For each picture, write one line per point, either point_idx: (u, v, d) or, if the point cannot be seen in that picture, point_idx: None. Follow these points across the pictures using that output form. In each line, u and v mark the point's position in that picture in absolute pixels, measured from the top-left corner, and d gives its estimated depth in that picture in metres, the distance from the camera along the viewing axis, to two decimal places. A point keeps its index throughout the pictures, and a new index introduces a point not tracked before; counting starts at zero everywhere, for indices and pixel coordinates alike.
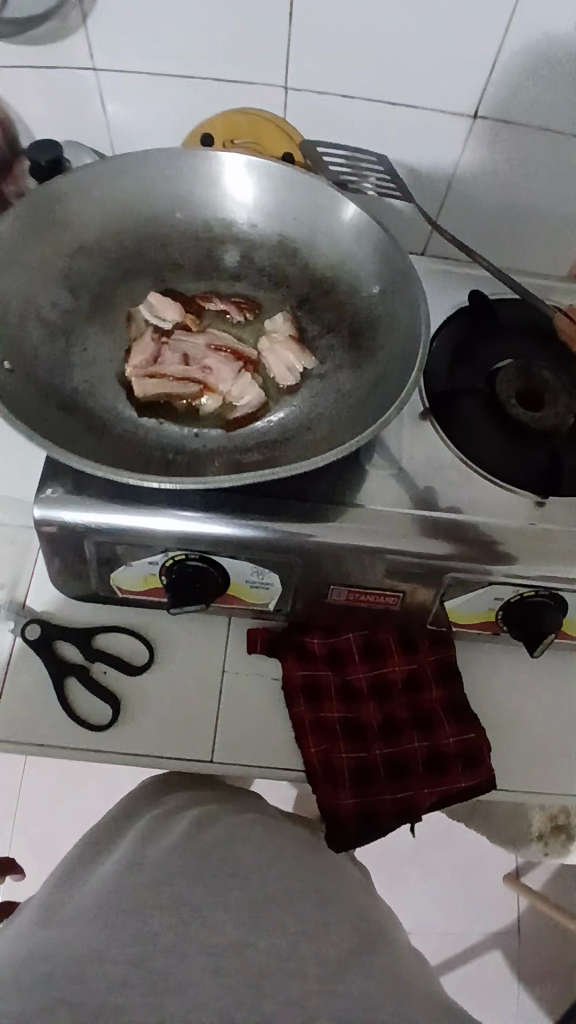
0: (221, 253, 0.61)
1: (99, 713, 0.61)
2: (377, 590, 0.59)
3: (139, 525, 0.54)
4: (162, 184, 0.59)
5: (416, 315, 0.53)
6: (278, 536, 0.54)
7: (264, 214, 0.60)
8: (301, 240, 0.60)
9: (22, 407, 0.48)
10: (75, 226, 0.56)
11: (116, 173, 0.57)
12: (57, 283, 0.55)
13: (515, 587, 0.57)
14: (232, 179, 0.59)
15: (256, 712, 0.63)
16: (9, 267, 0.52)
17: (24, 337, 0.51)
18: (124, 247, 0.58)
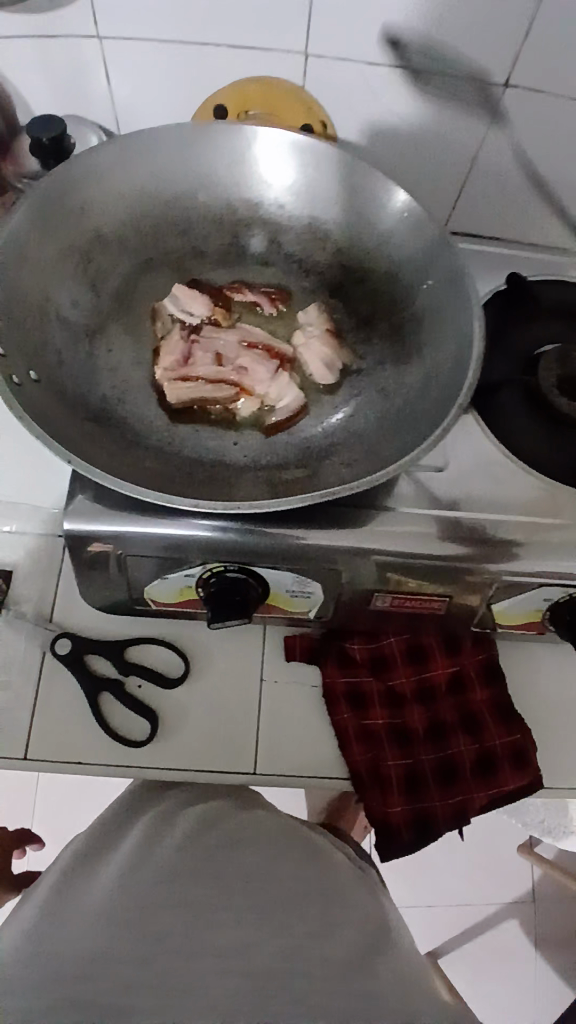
0: (246, 241, 0.57)
1: (135, 728, 0.59)
2: (422, 595, 0.57)
3: (176, 537, 0.51)
4: (182, 168, 0.55)
5: (469, 317, 0.50)
6: (324, 543, 0.51)
7: (294, 195, 0.56)
8: (334, 223, 0.56)
9: (49, 420, 0.44)
10: (91, 216, 0.52)
11: (133, 155, 0.53)
12: (75, 280, 0.51)
13: (565, 589, 0.55)
14: (263, 159, 0.55)
15: (298, 722, 0.61)
16: (27, 263, 0.48)
17: (45, 341, 0.47)
18: (145, 236, 0.54)
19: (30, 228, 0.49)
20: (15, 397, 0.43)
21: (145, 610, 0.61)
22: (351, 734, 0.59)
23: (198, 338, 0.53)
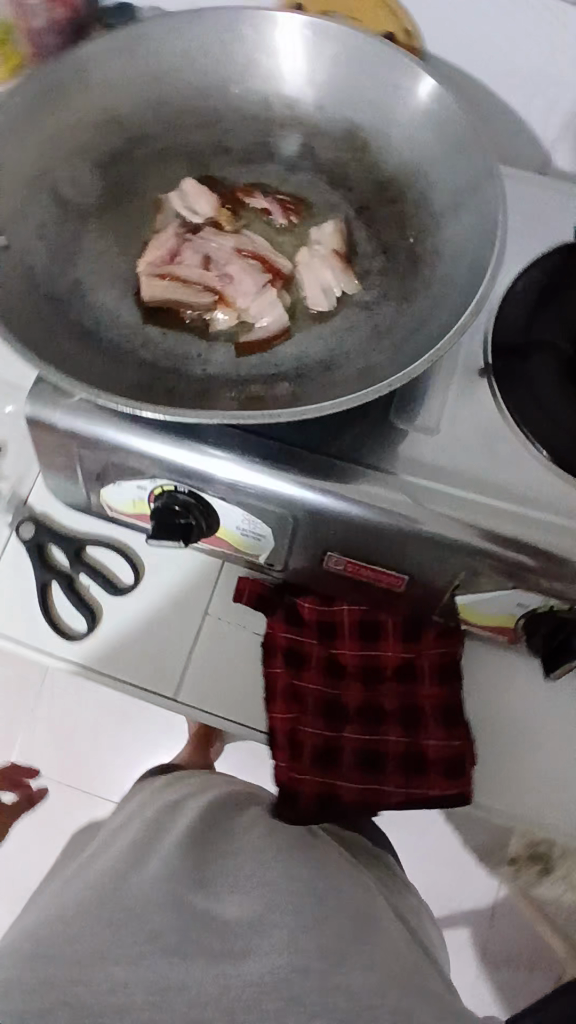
0: (277, 140, 0.51)
1: (76, 624, 0.60)
2: (377, 567, 0.52)
3: (128, 445, 0.49)
4: (216, 50, 0.49)
5: (490, 244, 0.43)
6: (276, 484, 0.48)
7: (332, 94, 0.50)
8: (372, 133, 0.50)
9: (6, 289, 0.42)
10: (111, 95, 0.49)
11: (165, 29, 0.48)
12: (79, 157, 0.48)
13: (543, 597, 0.48)
14: (291, 43, 0.49)
15: (231, 664, 0.59)
16: (27, 127, 0.46)
17: (29, 212, 0.45)
18: (166, 119, 0.50)
19: (38, 94, 0.46)
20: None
21: (106, 515, 0.60)
22: (279, 691, 0.56)
23: (192, 238, 0.49)
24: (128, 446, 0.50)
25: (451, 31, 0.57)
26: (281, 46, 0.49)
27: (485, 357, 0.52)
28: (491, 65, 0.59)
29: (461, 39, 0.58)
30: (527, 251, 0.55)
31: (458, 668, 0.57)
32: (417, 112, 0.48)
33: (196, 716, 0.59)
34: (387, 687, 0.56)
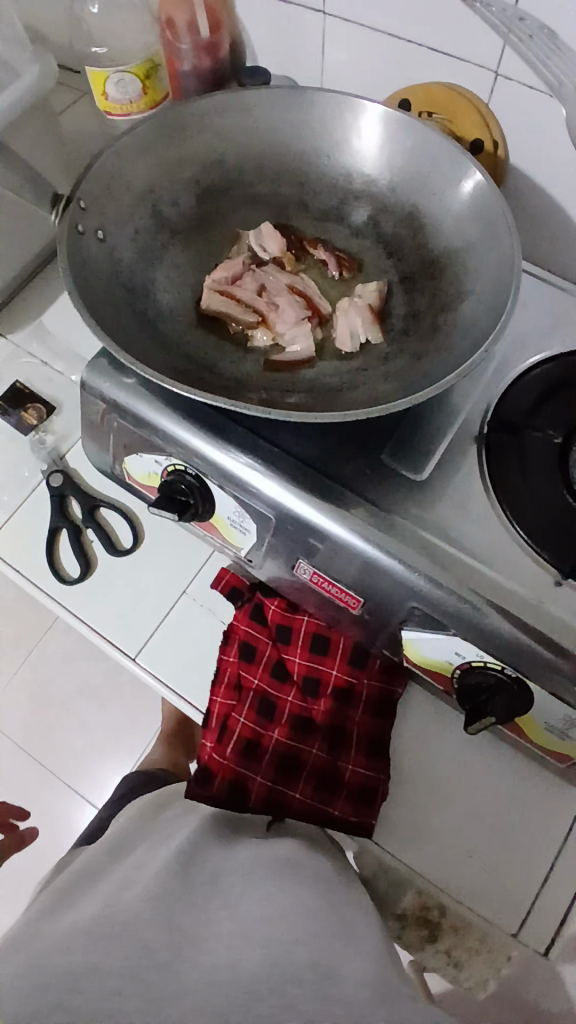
0: (349, 209, 0.60)
1: (71, 571, 0.67)
2: (339, 586, 0.56)
3: (156, 423, 0.57)
4: (318, 125, 0.59)
5: (499, 317, 0.48)
6: (268, 487, 0.55)
7: (402, 177, 0.58)
8: (427, 214, 0.57)
9: (92, 269, 0.51)
10: (224, 143, 0.59)
11: (280, 101, 0.59)
12: (184, 184, 0.58)
13: (477, 650, 0.52)
14: (367, 126, 0.58)
15: (192, 644, 0.65)
16: (149, 154, 0.56)
17: (129, 218, 0.55)
18: (264, 171, 0.60)
19: (164, 130, 0.57)
20: (77, 244, 0.51)
21: (124, 484, 0.68)
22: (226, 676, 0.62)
23: (256, 268, 0.57)
24: (156, 425, 0.58)
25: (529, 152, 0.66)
26: (362, 128, 0.58)
27: (482, 427, 0.58)
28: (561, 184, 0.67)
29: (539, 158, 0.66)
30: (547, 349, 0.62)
31: (394, 705, 0.60)
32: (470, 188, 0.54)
33: (148, 680, 0.64)
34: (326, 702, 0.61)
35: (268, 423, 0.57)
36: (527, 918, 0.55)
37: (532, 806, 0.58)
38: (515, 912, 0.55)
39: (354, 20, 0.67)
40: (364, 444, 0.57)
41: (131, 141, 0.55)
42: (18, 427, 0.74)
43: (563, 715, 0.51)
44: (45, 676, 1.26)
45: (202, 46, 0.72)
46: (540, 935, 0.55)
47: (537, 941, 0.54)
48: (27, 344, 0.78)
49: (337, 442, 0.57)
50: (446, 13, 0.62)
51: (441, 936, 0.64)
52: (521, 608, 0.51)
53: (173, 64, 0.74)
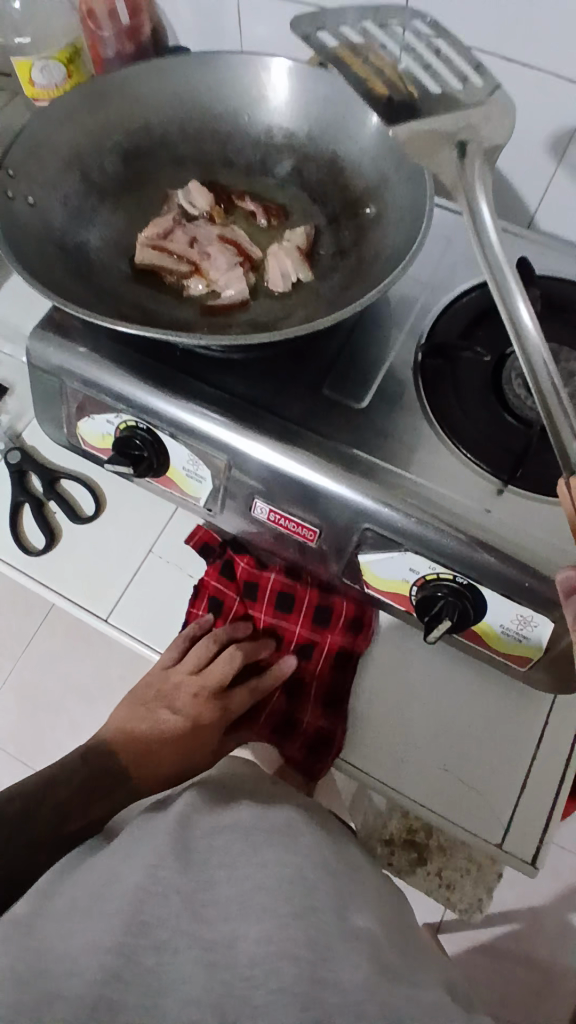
0: (274, 162, 0.62)
1: (36, 544, 0.68)
2: (296, 521, 0.58)
3: (102, 381, 0.59)
4: (235, 83, 0.61)
5: (417, 239, 0.51)
6: (216, 430, 0.56)
7: (320, 125, 0.60)
8: (346, 157, 0.59)
9: (24, 231, 0.53)
10: (148, 108, 0.61)
11: (195, 62, 0.60)
12: (110, 151, 0.60)
13: (430, 563, 0.54)
14: (279, 81, 0.60)
15: (163, 600, 0.66)
16: (71, 121, 0.57)
17: (57, 184, 0.56)
18: (187, 132, 0.62)
19: (86, 99, 0.58)
20: (7, 209, 0.52)
21: (81, 453, 0.69)
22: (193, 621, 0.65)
23: (186, 222, 0.59)
24: (103, 384, 0.59)
25: None
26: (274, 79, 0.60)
27: (416, 358, 0.60)
28: None
29: None
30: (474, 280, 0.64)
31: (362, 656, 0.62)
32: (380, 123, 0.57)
33: (122, 640, 0.65)
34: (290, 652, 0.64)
35: (211, 370, 0.59)
36: (509, 826, 0.57)
37: (502, 715, 0.60)
38: (498, 822, 0.57)
39: None
40: (307, 382, 0.59)
41: (51, 109, 0.56)
42: None
43: (517, 617, 0.53)
44: (32, 680, 1.26)
45: (124, 32, 0.76)
46: (524, 842, 0.56)
47: (522, 849, 0.56)
48: None
49: (281, 382, 0.59)
50: None
51: (430, 857, 0.63)
52: (466, 517, 0.53)
53: (96, 47, 0.78)
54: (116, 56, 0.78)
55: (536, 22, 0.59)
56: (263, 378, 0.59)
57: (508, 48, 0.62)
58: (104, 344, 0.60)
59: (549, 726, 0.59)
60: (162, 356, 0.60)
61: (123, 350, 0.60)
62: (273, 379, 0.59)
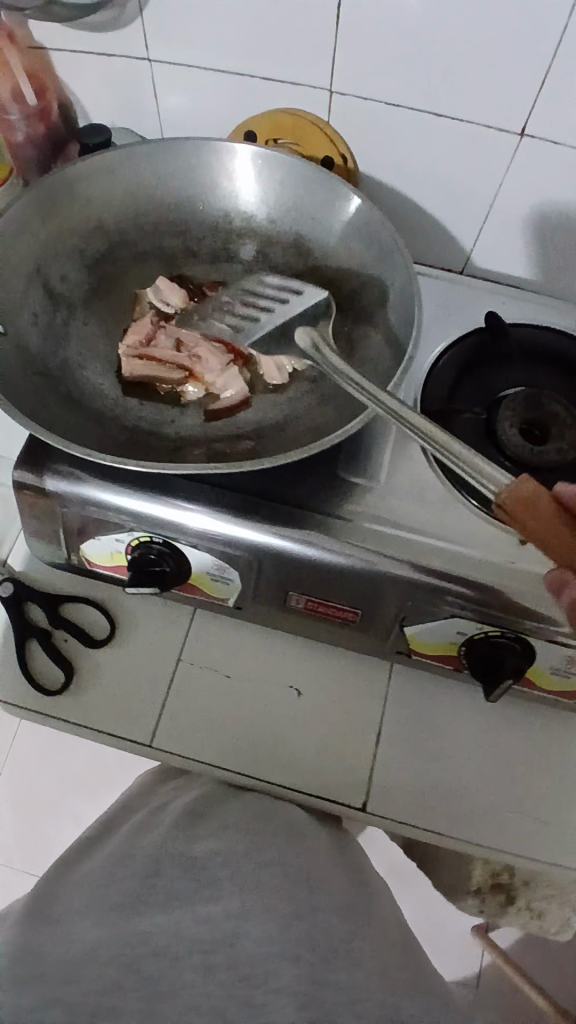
0: (238, 247, 0.60)
1: (53, 679, 0.63)
2: (335, 604, 0.58)
3: (105, 504, 0.55)
4: (189, 172, 0.59)
5: (410, 327, 0.52)
6: (241, 536, 0.55)
7: (284, 210, 0.60)
8: (316, 239, 0.59)
9: (8, 367, 0.49)
10: (100, 207, 0.58)
11: (143, 154, 0.58)
12: (71, 256, 0.56)
13: (477, 624, 0.55)
14: (243, 170, 0.59)
15: (203, 713, 0.63)
16: (26, 234, 0.54)
17: (24, 303, 0.52)
18: (145, 227, 0.59)
19: (36, 209, 0.54)
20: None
21: (84, 571, 0.65)
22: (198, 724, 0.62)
23: (167, 324, 0.56)
24: (108, 507, 0.56)
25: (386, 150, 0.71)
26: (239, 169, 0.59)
27: None
28: (415, 175, 0.72)
29: (390, 165, 0.73)
30: (446, 335, 0.67)
31: (415, 719, 0.63)
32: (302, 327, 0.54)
33: (170, 760, 0.62)
34: (292, 760, 0.62)
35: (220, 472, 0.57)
36: None
37: (557, 745, 0.62)
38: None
39: (185, 65, 0.69)
40: (318, 467, 0.59)
41: (4, 226, 0.52)
42: None
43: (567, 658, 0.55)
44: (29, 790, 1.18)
45: (33, 113, 0.71)
46: None
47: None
48: None
49: (290, 474, 0.58)
50: (275, 53, 0.66)
51: None
52: (503, 574, 0.55)
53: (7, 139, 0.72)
54: (28, 140, 0.72)
55: (460, 74, 0.62)
56: (274, 472, 0.58)
57: (436, 103, 0.65)
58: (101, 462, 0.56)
59: None
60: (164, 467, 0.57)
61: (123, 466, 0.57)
62: (283, 472, 0.58)
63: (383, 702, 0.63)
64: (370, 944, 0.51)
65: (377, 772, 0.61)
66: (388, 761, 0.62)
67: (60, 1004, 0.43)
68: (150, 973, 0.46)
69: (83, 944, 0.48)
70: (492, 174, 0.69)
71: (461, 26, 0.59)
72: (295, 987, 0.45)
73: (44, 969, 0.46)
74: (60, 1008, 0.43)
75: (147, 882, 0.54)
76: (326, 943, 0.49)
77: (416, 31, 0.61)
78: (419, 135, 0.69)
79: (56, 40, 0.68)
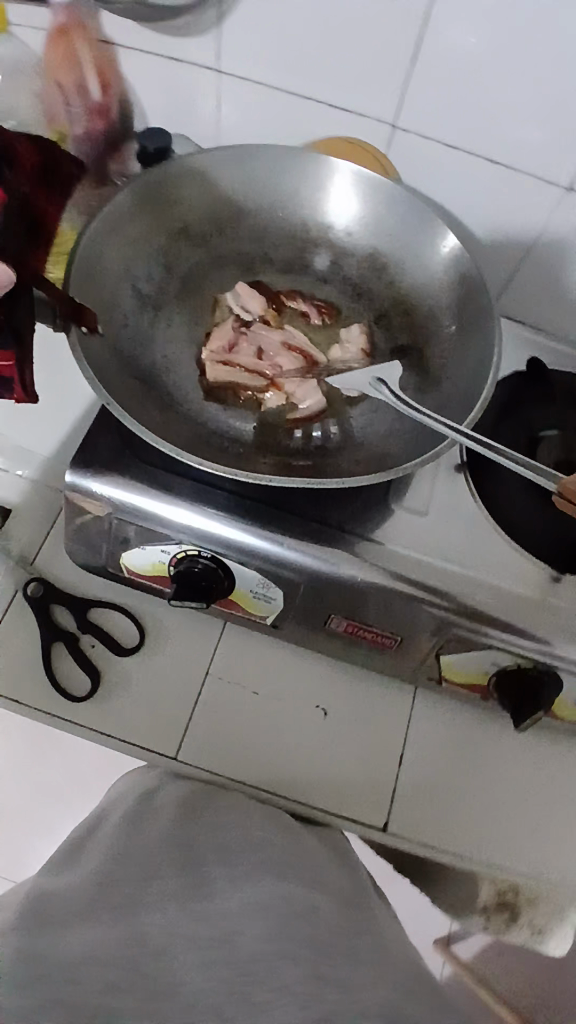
0: (311, 258, 0.61)
1: (79, 685, 0.62)
2: (375, 628, 0.59)
3: (164, 513, 0.55)
4: (267, 181, 0.59)
5: (487, 368, 0.52)
6: (294, 556, 0.55)
7: (363, 227, 0.60)
8: (390, 256, 0.59)
9: (102, 366, 0.51)
10: (182, 210, 0.58)
11: (222, 158, 0.57)
12: (153, 257, 0.57)
13: (513, 656, 0.57)
14: (341, 193, 0.59)
15: (234, 729, 0.63)
16: (112, 235, 0.54)
17: (115, 305, 0.54)
18: (218, 233, 0.59)
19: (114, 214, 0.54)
20: (80, 346, 0.50)
21: (118, 578, 0.64)
22: (227, 738, 0.62)
23: (246, 331, 0.58)
24: (165, 518, 0.56)
25: (440, 189, 0.72)
26: (334, 191, 0.59)
27: (460, 457, 0.64)
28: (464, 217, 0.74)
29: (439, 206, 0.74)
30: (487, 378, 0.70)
31: (437, 744, 0.64)
32: (376, 372, 0.55)
33: (197, 775, 0.62)
34: (322, 777, 0.62)
35: (274, 492, 0.57)
36: None
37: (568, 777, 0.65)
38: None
39: (250, 79, 0.68)
40: (371, 493, 0.60)
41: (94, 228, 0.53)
42: None
43: None
44: None
45: (95, 108, 0.68)
46: None
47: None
48: None
49: (344, 497, 0.59)
50: (346, 82, 0.66)
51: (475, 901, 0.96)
52: (541, 608, 0.57)
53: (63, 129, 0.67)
54: (87, 133, 0.68)
55: (523, 120, 0.64)
56: (329, 495, 0.59)
57: (494, 151, 0.67)
58: (163, 469, 0.57)
59: None
60: (221, 481, 0.57)
61: (181, 477, 0.57)
62: (339, 493, 0.59)
63: (408, 726, 0.65)
64: (370, 946, 0.49)
65: (400, 794, 0.62)
66: (412, 783, 0.63)
67: (63, 1005, 0.43)
68: (151, 973, 0.45)
69: (89, 946, 0.47)
70: (538, 221, 0.71)
71: (532, 78, 0.61)
72: (295, 985, 0.44)
73: (48, 968, 0.45)
74: (61, 1009, 0.43)
75: (150, 885, 0.53)
76: (328, 939, 0.48)
77: (482, 81, 0.62)
78: (466, 177, 0.70)
79: (124, 37, 0.66)
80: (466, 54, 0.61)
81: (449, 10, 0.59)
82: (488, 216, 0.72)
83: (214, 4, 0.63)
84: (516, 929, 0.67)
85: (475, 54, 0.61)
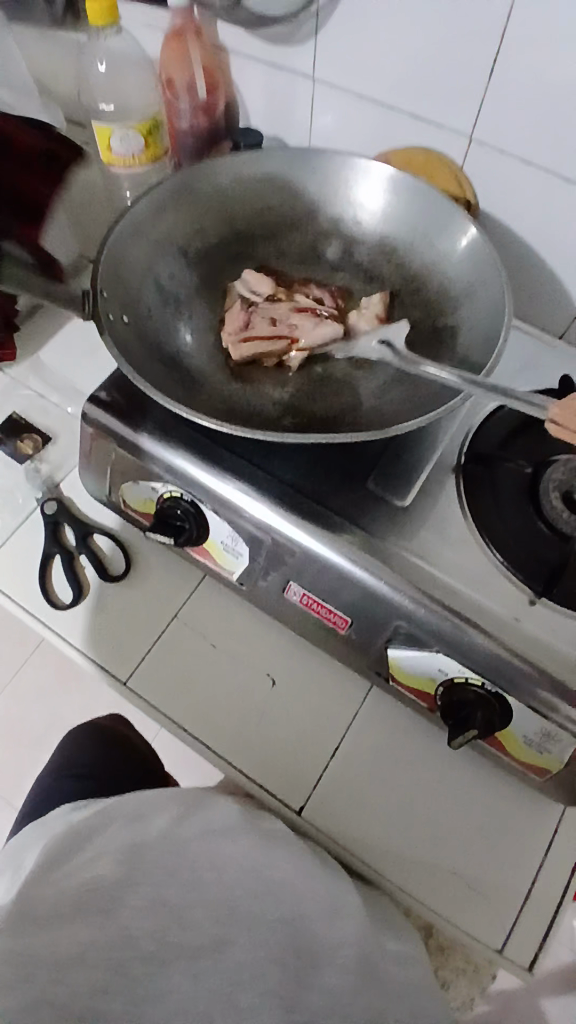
0: (322, 249, 0.70)
1: (63, 595, 0.68)
2: (328, 606, 0.59)
3: (156, 452, 0.61)
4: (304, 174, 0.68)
5: (498, 321, 0.58)
6: (260, 513, 0.58)
7: (389, 220, 0.67)
8: (399, 240, 0.67)
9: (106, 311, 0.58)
10: (216, 191, 0.68)
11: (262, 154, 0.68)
12: (175, 236, 0.66)
13: (459, 669, 0.55)
14: (367, 190, 0.68)
15: (184, 672, 0.66)
16: (147, 211, 0.64)
17: (135, 259, 0.62)
18: (258, 212, 0.69)
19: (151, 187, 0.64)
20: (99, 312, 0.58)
21: (120, 512, 0.70)
22: (175, 681, 0.65)
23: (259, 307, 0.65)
24: (157, 458, 0.61)
25: (507, 203, 0.72)
26: (363, 189, 0.68)
27: (458, 457, 0.63)
28: (530, 235, 0.73)
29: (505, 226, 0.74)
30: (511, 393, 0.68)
31: (375, 744, 0.63)
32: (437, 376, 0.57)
33: (139, 704, 0.65)
34: (256, 743, 0.63)
35: (259, 454, 0.61)
36: (511, 933, 0.57)
37: (511, 820, 0.61)
38: (499, 927, 0.57)
39: (341, 87, 0.73)
40: (354, 473, 0.61)
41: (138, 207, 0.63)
42: (14, 455, 0.77)
43: (541, 730, 0.53)
44: (18, 713, 1.26)
45: (200, 107, 0.79)
46: (524, 948, 0.56)
47: (521, 956, 0.56)
48: (24, 379, 0.81)
49: (324, 472, 0.60)
50: (425, 93, 0.69)
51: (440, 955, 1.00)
52: (503, 626, 0.54)
53: (171, 122, 0.81)
54: (189, 128, 0.80)
55: None
56: (310, 466, 0.61)
57: (563, 167, 0.66)
58: (166, 414, 0.62)
59: (555, 835, 0.60)
60: (213, 435, 0.61)
61: (181, 423, 0.62)
62: (317, 466, 0.61)
63: (352, 718, 0.64)
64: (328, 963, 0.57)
65: (328, 780, 0.62)
66: (343, 775, 0.62)
67: None
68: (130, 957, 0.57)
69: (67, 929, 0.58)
70: None
71: None
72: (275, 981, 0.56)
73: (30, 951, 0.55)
74: None
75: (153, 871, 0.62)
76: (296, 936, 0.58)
77: (558, 101, 0.62)
78: (538, 195, 0.69)
79: (237, 42, 0.75)
80: (543, 68, 0.61)
81: (530, 26, 0.60)
82: (554, 236, 0.71)
83: (314, 14, 0.69)
84: (424, 979, 0.62)
85: (550, 71, 0.61)
